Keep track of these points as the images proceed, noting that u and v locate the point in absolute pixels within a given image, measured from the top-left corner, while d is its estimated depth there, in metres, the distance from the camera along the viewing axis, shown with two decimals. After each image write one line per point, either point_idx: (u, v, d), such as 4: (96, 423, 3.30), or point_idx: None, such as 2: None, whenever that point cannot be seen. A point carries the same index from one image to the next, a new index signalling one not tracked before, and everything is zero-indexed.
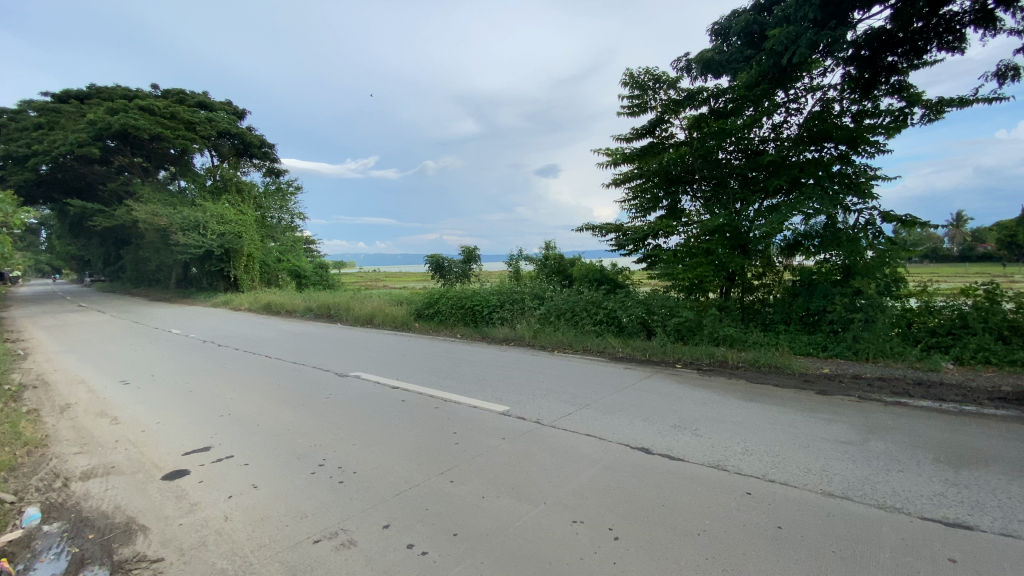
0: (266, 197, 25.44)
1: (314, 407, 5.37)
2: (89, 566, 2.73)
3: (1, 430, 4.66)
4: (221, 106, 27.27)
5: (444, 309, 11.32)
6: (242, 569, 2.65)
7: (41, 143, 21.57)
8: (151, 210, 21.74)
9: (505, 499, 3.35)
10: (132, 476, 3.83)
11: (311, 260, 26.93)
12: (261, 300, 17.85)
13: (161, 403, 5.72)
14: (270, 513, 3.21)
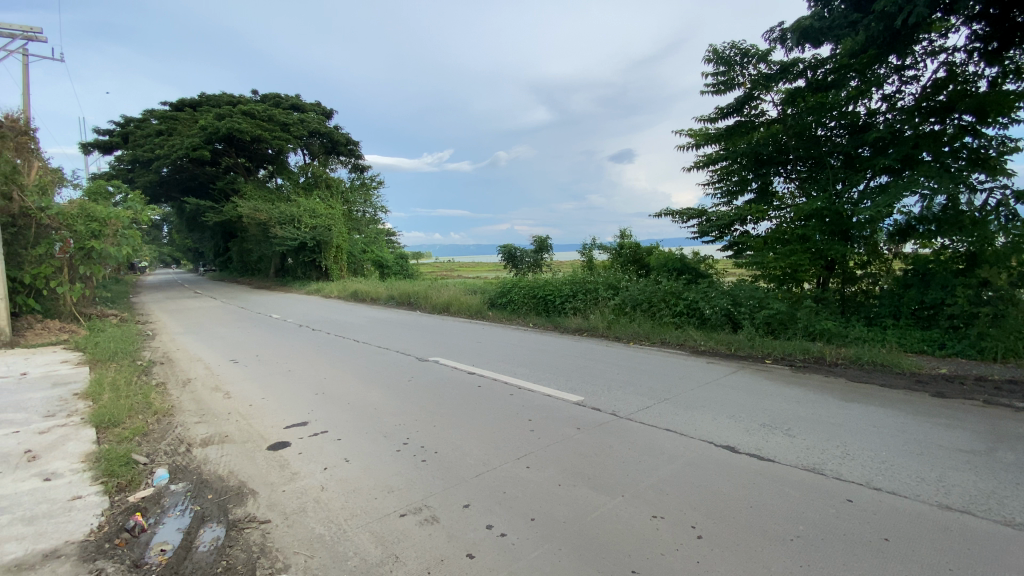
0: (352, 192, 27.02)
1: (399, 389, 5.66)
2: (209, 523, 3.07)
3: (136, 400, 5.35)
4: (311, 107, 29.12)
5: (517, 298, 11.42)
6: (338, 536, 2.86)
7: (163, 148, 24.34)
8: (253, 207, 23.90)
9: (581, 488, 3.33)
10: (242, 445, 4.25)
11: (391, 251, 28.28)
12: (348, 288, 19.08)
13: (265, 380, 6.29)
14: (360, 486, 3.43)
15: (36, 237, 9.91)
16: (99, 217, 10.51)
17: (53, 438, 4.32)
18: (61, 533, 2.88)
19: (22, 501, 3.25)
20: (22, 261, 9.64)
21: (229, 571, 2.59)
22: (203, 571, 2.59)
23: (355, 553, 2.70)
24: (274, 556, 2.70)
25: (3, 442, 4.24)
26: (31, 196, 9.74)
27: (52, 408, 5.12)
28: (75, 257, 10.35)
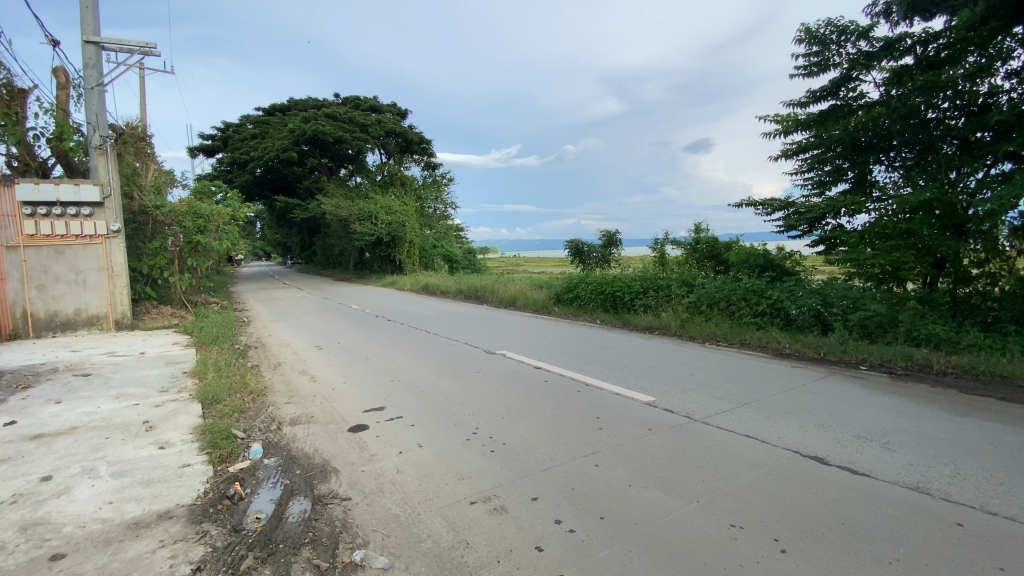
0: (424, 189, 28.01)
1: (470, 380, 5.79)
2: (297, 496, 3.32)
3: (235, 380, 5.88)
4: (388, 108, 30.36)
5: (584, 294, 11.26)
6: (411, 518, 2.97)
7: (257, 151, 26.50)
8: (335, 204, 25.59)
9: (653, 490, 3.23)
10: (326, 426, 4.54)
11: (460, 246, 28.93)
12: (420, 281, 19.79)
13: (346, 366, 6.69)
14: (432, 471, 3.55)
15: (153, 233, 11.14)
16: (204, 214, 11.64)
17: (167, 411, 4.85)
18: (173, 497, 3.23)
19: (141, 466, 3.67)
20: (142, 253, 10.90)
21: (314, 542, 2.78)
22: (292, 541, 2.80)
23: (428, 535, 2.80)
24: (355, 532, 2.86)
25: (127, 413, 4.82)
26: (149, 196, 10.98)
27: (166, 384, 5.76)
28: (184, 250, 11.54)
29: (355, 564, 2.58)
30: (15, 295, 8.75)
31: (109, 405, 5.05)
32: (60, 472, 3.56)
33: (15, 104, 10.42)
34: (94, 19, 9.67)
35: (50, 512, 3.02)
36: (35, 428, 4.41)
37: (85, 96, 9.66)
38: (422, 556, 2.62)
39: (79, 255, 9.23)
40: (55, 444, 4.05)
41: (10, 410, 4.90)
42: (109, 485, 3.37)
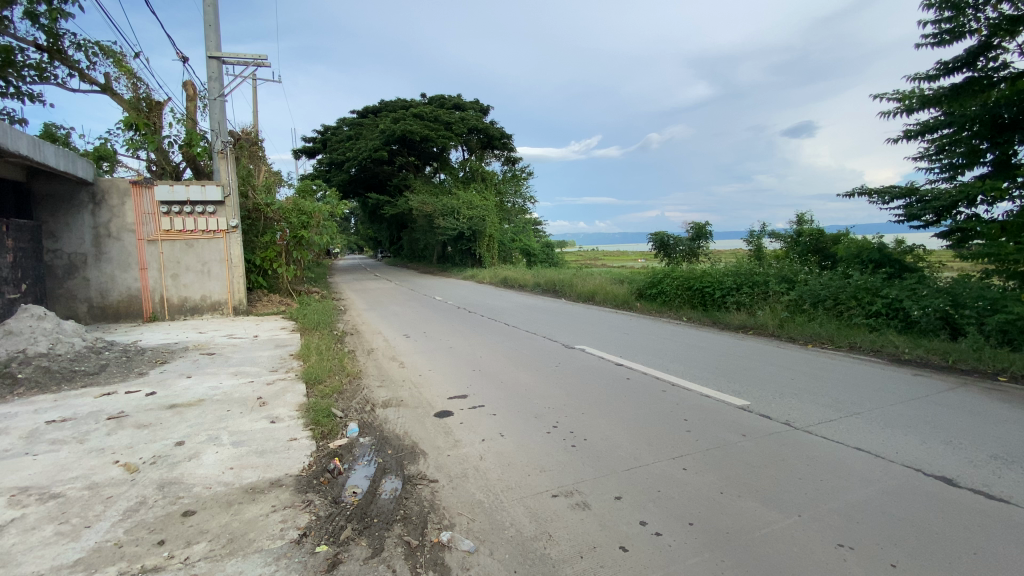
0: (504, 184, 29.00)
1: (551, 373, 5.79)
2: (390, 474, 3.51)
3: (333, 363, 6.37)
4: (471, 105, 31.06)
5: (669, 289, 10.78)
6: (495, 505, 3.03)
7: (352, 152, 28.42)
8: (421, 200, 26.69)
9: (747, 500, 3.03)
10: (414, 410, 4.77)
11: (539, 240, 29.00)
12: (499, 274, 20.12)
13: (432, 355, 6.97)
14: (515, 461, 3.59)
15: (264, 228, 12.32)
16: (307, 211, 12.68)
17: (277, 388, 5.37)
18: (282, 467, 3.56)
19: (255, 437, 4.09)
20: (255, 246, 12.11)
21: (405, 520, 2.93)
22: (385, 517, 2.97)
23: (511, 524, 2.84)
24: (441, 514, 2.97)
25: (243, 389, 5.39)
26: (261, 194, 12.15)
27: (276, 365, 6.37)
28: (290, 244, 12.63)
29: (443, 544, 2.68)
30: (155, 283, 10.11)
31: (229, 381, 5.67)
32: (191, 438, 4.06)
33: (154, 116, 12.00)
34: (216, 36, 10.85)
35: (183, 473, 3.46)
36: (171, 398, 5.07)
37: (209, 106, 10.88)
38: (505, 544, 2.66)
39: (205, 248, 10.43)
40: (186, 413, 4.63)
41: (152, 382, 5.68)
42: (230, 452, 3.79)
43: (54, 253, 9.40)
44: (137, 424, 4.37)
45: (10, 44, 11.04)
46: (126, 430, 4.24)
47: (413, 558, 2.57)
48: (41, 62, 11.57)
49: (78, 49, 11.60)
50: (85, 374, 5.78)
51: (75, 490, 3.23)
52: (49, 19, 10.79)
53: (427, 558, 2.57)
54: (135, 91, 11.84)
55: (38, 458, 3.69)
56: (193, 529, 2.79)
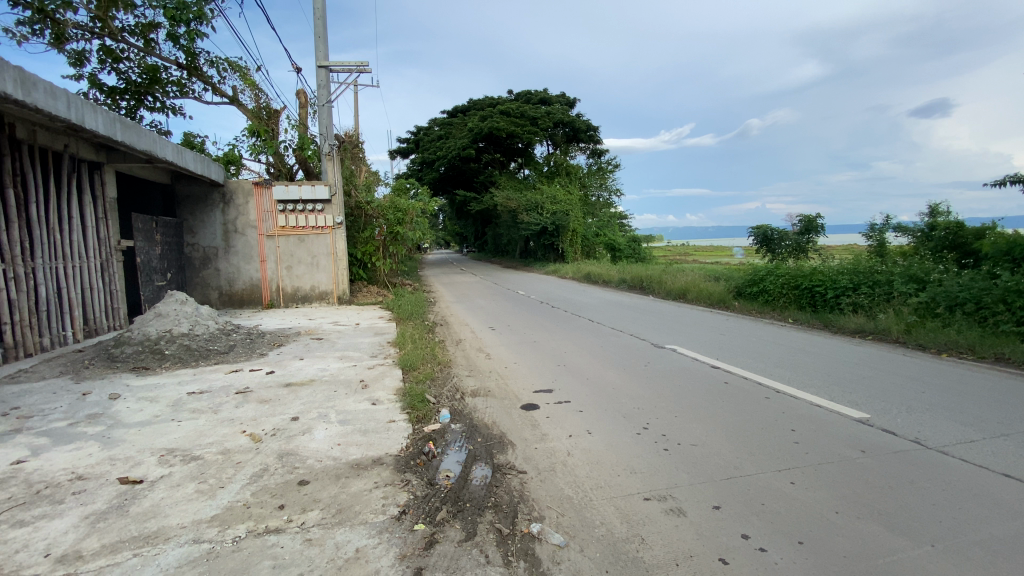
0: (589, 177, 28.58)
1: (639, 373, 5.62)
2: (480, 461, 3.62)
3: (426, 351, 6.68)
4: (557, 98, 30.84)
5: (772, 288, 9.96)
6: (584, 502, 3.01)
7: (442, 151, 29.57)
8: (506, 196, 27.11)
9: (868, 522, 2.73)
10: (501, 401, 4.87)
11: (624, 235, 28.27)
12: (583, 270, 19.89)
13: (518, 348, 7.07)
14: (603, 460, 3.53)
15: (365, 224, 13.22)
16: (402, 208, 13.41)
17: (376, 373, 5.75)
18: (383, 446, 3.80)
19: (358, 417, 4.40)
20: (356, 241, 13.04)
21: (496, 508, 3.00)
22: (476, 502, 3.05)
23: (601, 523, 2.79)
24: (531, 505, 3.00)
25: (347, 372, 5.83)
26: (362, 193, 13.04)
27: (375, 351, 6.83)
28: (387, 240, 13.40)
29: (533, 535, 2.71)
30: (272, 274, 11.24)
31: (335, 364, 6.17)
32: (303, 414, 4.47)
33: (272, 123, 13.32)
34: (325, 47, 11.77)
35: (298, 445, 3.81)
36: (287, 377, 5.62)
37: (318, 112, 11.85)
38: (597, 542, 2.63)
39: (314, 242, 11.38)
40: (299, 391, 5.11)
41: (271, 362, 6.33)
42: (337, 429, 4.12)
43: (192, 246, 10.81)
44: (260, 398, 4.90)
45: (157, 64, 12.82)
46: (250, 404, 4.77)
47: (504, 546, 2.62)
48: (181, 79, 13.31)
49: (210, 66, 13.19)
50: (217, 352, 6.59)
51: (211, 454, 3.68)
52: (187, 40, 12.37)
53: (517, 548, 2.61)
54: (256, 101, 13.23)
55: (182, 424, 4.26)
56: (308, 497, 3.07)
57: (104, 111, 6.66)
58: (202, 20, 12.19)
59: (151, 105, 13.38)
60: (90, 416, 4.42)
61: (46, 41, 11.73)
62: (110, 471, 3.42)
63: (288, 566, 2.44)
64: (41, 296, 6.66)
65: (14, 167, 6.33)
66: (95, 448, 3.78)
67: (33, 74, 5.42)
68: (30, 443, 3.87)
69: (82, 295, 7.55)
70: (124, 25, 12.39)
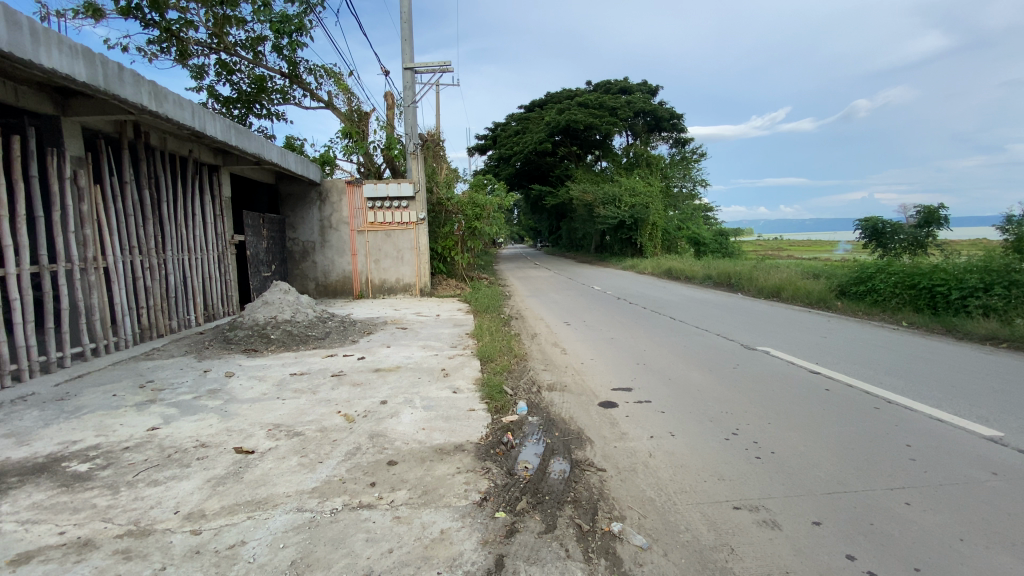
0: (672, 168, 27.46)
1: (725, 375, 5.32)
2: (558, 456, 3.61)
3: (503, 344, 6.80)
4: (639, 87, 29.83)
5: (882, 287, 9.00)
6: (668, 505, 2.90)
7: (519, 146, 29.72)
8: (582, 189, 26.76)
9: (1004, 554, 2.38)
10: (578, 396, 4.84)
11: (709, 228, 26.84)
12: (663, 264, 19.18)
13: (594, 344, 6.98)
14: (688, 464, 3.39)
15: (445, 219, 13.66)
16: (480, 204, 13.71)
17: (456, 363, 5.94)
18: (464, 433, 3.92)
19: (441, 404, 4.58)
20: (436, 236, 13.53)
21: (575, 503, 2.98)
22: (555, 496, 3.06)
23: (686, 528, 2.69)
24: (611, 504, 2.94)
25: (430, 360, 6.08)
26: (443, 189, 13.47)
27: (454, 341, 7.05)
28: (465, 235, 13.88)
29: (614, 535, 2.66)
30: (362, 267, 11.98)
31: (418, 353, 6.46)
32: (391, 398, 4.73)
33: (362, 124, 14.15)
34: (411, 49, 12.27)
35: (387, 427, 4.04)
36: (375, 363, 5.97)
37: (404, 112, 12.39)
38: (681, 548, 2.53)
39: (399, 237, 11.96)
40: (387, 377, 5.43)
41: (361, 348, 6.77)
42: (422, 414, 4.32)
43: (293, 241, 11.79)
44: (352, 382, 5.26)
45: (264, 74, 14.06)
46: (344, 386, 5.13)
47: (584, 542, 2.60)
48: (285, 87, 14.51)
49: (309, 73, 14.24)
50: (315, 337, 7.15)
51: (310, 431, 4.01)
52: (289, 50, 13.45)
53: (598, 545, 2.58)
54: (349, 104, 14.10)
55: (286, 402, 4.69)
56: (396, 477, 3.24)
57: (220, 118, 7.42)
58: (302, 31, 13.20)
59: (259, 112, 14.72)
60: (210, 391, 4.99)
61: (173, 58, 13.29)
62: (227, 441, 3.84)
63: (379, 540, 2.60)
64: (171, 284, 7.59)
65: (149, 171, 7.25)
66: (215, 420, 4.26)
67: (164, 87, 6.16)
68: (162, 412, 4.44)
69: (203, 284, 8.51)
70: (237, 40, 13.71)
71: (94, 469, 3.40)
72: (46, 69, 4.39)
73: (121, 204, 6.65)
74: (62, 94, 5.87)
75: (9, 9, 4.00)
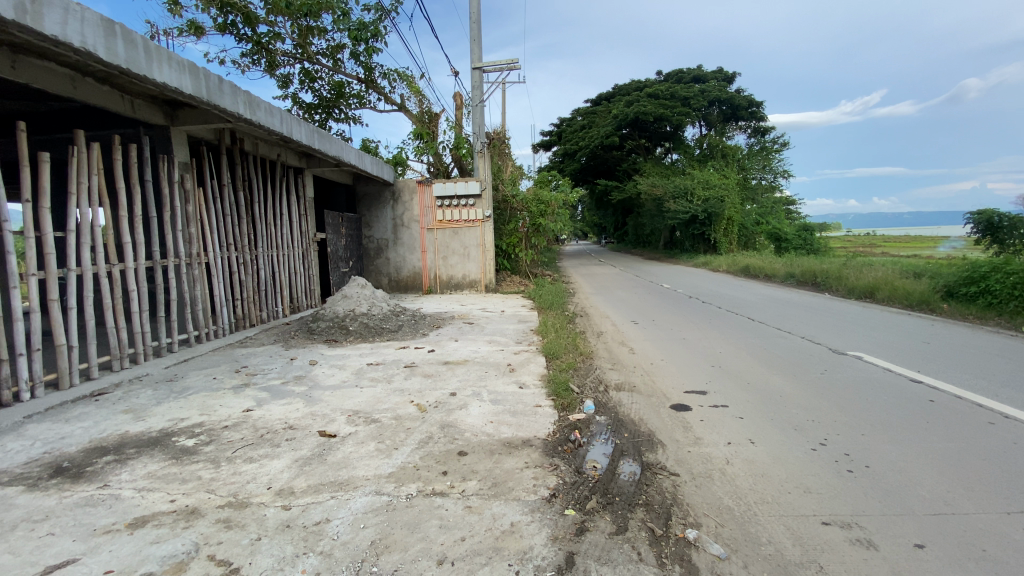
0: (750, 160, 26.79)
1: (810, 381, 4.96)
2: (628, 457, 3.54)
3: (569, 341, 6.75)
4: (713, 75, 28.41)
5: (998, 288, 8.00)
6: (748, 516, 2.75)
7: (585, 140, 29.31)
8: (651, 184, 25.87)
9: None
10: (648, 397, 4.71)
11: (792, 223, 25.08)
12: (739, 262, 18.10)
13: (664, 344, 6.76)
14: (770, 474, 3.20)
15: (509, 216, 13.77)
16: (545, 200, 13.70)
17: (522, 358, 5.99)
18: (532, 429, 3.94)
19: (508, 398, 4.63)
20: (502, 233, 13.70)
21: (647, 506, 2.91)
22: (626, 498, 3.00)
23: (769, 541, 2.53)
24: (686, 510, 2.84)
25: (496, 355, 6.16)
26: (508, 187, 13.57)
27: (520, 337, 7.11)
28: (530, 231, 13.92)
29: (689, 541, 2.57)
30: (431, 264, 12.36)
31: (485, 347, 6.57)
32: (460, 391, 4.85)
33: (432, 125, 14.59)
34: (479, 49, 12.47)
35: (456, 419, 4.15)
36: (445, 356, 6.16)
37: (472, 112, 12.62)
38: (763, 561, 2.39)
39: (466, 234, 12.22)
40: (455, 369, 5.58)
41: (431, 341, 7.00)
42: (490, 408, 4.39)
43: (369, 238, 12.40)
44: (424, 373, 5.47)
45: (343, 80, 14.87)
46: (416, 377, 5.34)
47: (658, 547, 2.53)
48: (361, 92, 15.26)
49: (383, 77, 14.88)
50: (388, 330, 7.48)
51: (386, 419, 4.20)
52: (366, 56, 14.12)
53: (672, 551, 2.50)
54: (420, 105, 14.59)
55: (363, 390, 4.95)
56: (466, 468, 3.33)
57: (304, 123, 7.92)
58: (378, 37, 13.79)
59: (338, 117, 15.58)
60: (296, 378, 5.38)
61: (263, 69, 14.38)
62: (312, 424, 4.11)
63: (452, 528, 2.67)
64: (262, 278, 8.24)
65: (243, 174, 7.91)
66: (301, 404, 4.58)
67: (257, 97, 6.69)
68: (256, 395, 4.84)
69: (289, 279, 9.17)
70: (318, 49, 14.58)
71: (198, 444, 3.77)
72: (158, 83, 4.90)
73: (220, 205, 7.31)
74: (171, 105, 6.52)
75: (127, 30, 4.50)
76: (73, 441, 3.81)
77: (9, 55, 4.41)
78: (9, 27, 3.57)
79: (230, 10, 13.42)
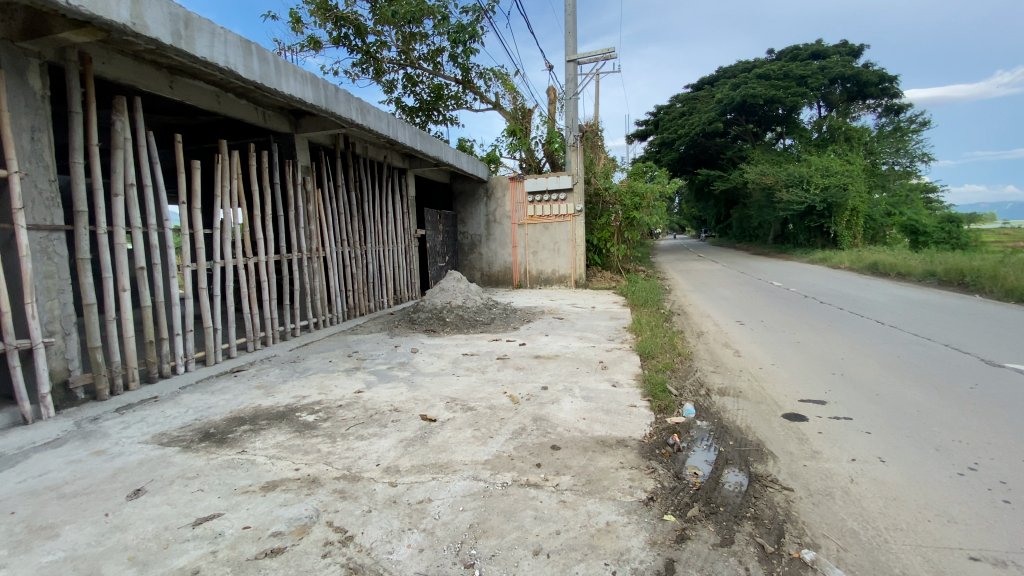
0: (880, 143, 23.76)
1: (956, 396, 4.29)
2: (733, 466, 3.32)
3: (665, 340, 6.48)
4: (835, 49, 25.50)
5: None
6: (876, 542, 2.46)
7: (685, 128, 27.84)
8: (760, 172, 23.85)
9: None
10: (756, 405, 4.38)
11: (933, 213, 21.82)
12: (865, 258, 16.16)
13: (773, 347, 6.24)
14: (904, 497, 2.82)
15: (601, 211, 13.52)
16: (640, 193, 13.28)
17: (615, 356, 5.87)
18: (627, 429, 3.84)
19: (601, 396, 4.56)
20: (592, 227, 13.49)
21: (755, 520, 2.71)
22: (732, 509, 2.81)
23: (902, 572, 2.24)
24: (801, 528, 2.60)
25: (588, 351, 6.10)
26: (600, 180, 13.22)
27: (612, 334, 6.96)
28: (622, 225, 13.55)
29: (805, 563, 2.35)
30: (522, 258, 12.52)
31: (576, 343, 6.53)
32: (551, 385, 4.87)
33: (525, 121, 14.74)
34: (574, 41, 12.32)
35: (549, 413, 4.17)
36: (536, 350, 6.21)
37: (565, 105, 12.51)
38: None
39: (557, 229, 12.20)
40: (547, 364, 5.61)
41: (523, 335, 7.09)
42: (582, 404, 4.35)
43: (464, 234, 12.85)
44: (516, 365, 5.56)
45: (442, 83, 15.53)
46: (509, 369, 5.45)
47: (769, 564, 2.35)
48: (458, 93, 15.82)
49: (480, 77, 15.30)
50: (482, 322, 7.71)
51: (482, 408, 4.34)
52: (463, 57, 14.60)
53: (785, 571, 2.31)
54: (514, 103, 14.80)
55: (459, 378, 5.16)
56: (560, 462, 3.33)
57: (408, 125, 8.40)
58: (475, 38, 14.18)
59: (437, 118, 16.30)
60: (399, 364, 5.75)
61: (371, 77, 15.45)
62: (414, 408, 4.37)
63: (547, 520, 2.69)
64: (369, 271, 8.89)
65: (354, 174, 8.58)
66: (404, 389, 4.88)
67: (368, 103, 7.21)
68: (365, 378, 5.25)
69: (393, 272, 9.79)
70: (420, 54, 15.34)
71: (318, 420, 4.18)
72: (285, 95, 5.46)
73: (334, 203, 7.99)
74: (295, 114, 7.25)
75: (261, 48, 5.07)
76: (218, 410, 4.41)
77: (168, 75, 5.16)
78: (169, 51, 4.17)
79: (344, 24, 14.57)
